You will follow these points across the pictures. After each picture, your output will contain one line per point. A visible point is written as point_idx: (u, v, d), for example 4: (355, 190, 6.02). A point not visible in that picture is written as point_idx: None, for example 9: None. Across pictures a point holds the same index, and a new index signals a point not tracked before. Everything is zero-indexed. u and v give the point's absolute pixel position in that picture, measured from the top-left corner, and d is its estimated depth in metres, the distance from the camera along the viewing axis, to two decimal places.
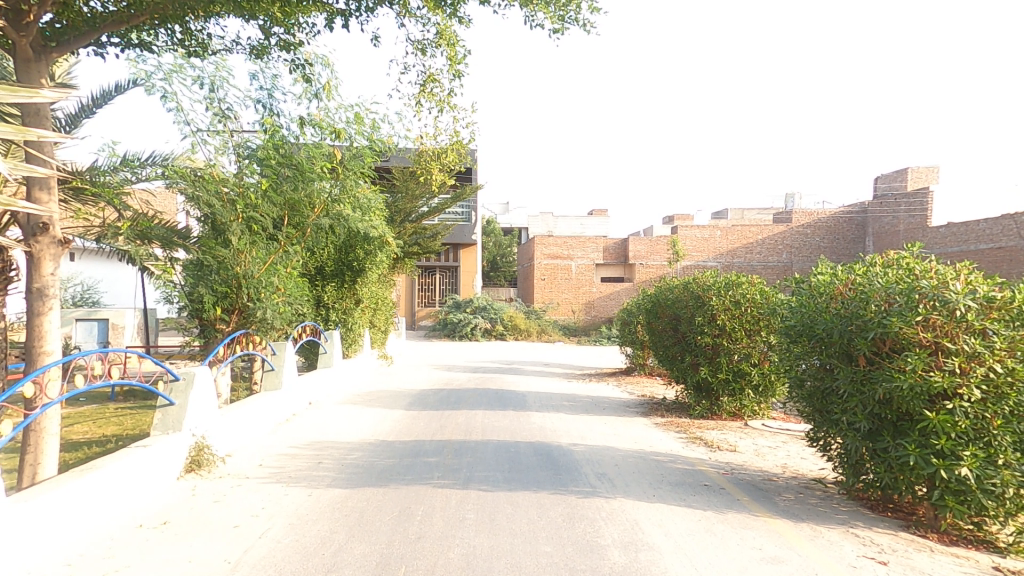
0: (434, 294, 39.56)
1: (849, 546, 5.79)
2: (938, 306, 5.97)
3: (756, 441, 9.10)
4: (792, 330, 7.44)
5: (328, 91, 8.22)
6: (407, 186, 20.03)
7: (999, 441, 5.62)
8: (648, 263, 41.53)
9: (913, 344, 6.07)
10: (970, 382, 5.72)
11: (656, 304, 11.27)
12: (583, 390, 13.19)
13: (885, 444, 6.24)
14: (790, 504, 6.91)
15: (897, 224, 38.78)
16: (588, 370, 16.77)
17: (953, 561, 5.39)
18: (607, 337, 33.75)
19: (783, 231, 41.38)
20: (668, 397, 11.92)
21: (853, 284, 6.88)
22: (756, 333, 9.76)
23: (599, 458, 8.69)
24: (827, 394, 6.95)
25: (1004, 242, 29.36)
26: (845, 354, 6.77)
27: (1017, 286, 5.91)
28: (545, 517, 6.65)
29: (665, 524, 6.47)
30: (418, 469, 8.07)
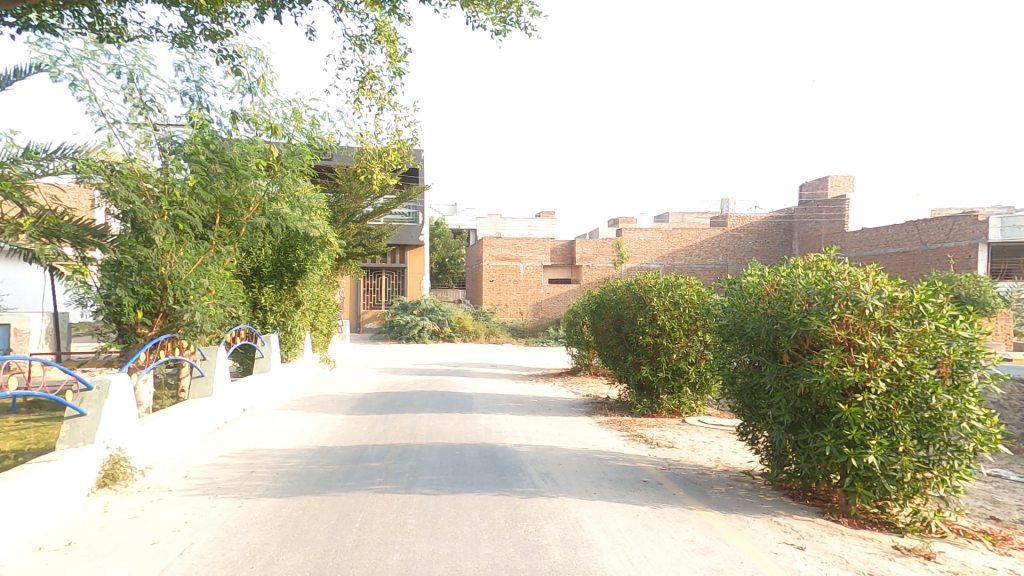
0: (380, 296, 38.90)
1: (772, 534, 6.13)
2: (850, 305, 6.45)
3: (692, 436, 9.46)
4: (725, 329, 7.82)
5: (263, 85, 7.90)
6: (351, 185, 19.55)
7: (901, 430, 6.07)
8: (593, 265, 42.53)
9: (829, 341, 6.51)
10: (877, 376, 6.18)
11: (600, 305, 11.52)
12: (529, 391, 13.28)
13: (805, 436, 6.65)
14: (721, 496, 7.24)
15: (819, 228, 41.64)
16: (535, 370, 16.94)
17: (860, 543, 5.77)
18: (555, 338, 34.20)
19: (718, 234, 43.18)
20: (611, 396, 12.21)
21: (778, 285, 7.26)
22: (693, 332, 10.13)
23: (544, 457, 8.79)
24: (755, 390, 7.34)
25: (908, 247, 32.06)
26: (771, 352, 7.16)
27: (917, 287, 6.42)
28: (487, 519, 6.66)
29: (604, 520, 6.63)
30: (358, 475, 7.89)
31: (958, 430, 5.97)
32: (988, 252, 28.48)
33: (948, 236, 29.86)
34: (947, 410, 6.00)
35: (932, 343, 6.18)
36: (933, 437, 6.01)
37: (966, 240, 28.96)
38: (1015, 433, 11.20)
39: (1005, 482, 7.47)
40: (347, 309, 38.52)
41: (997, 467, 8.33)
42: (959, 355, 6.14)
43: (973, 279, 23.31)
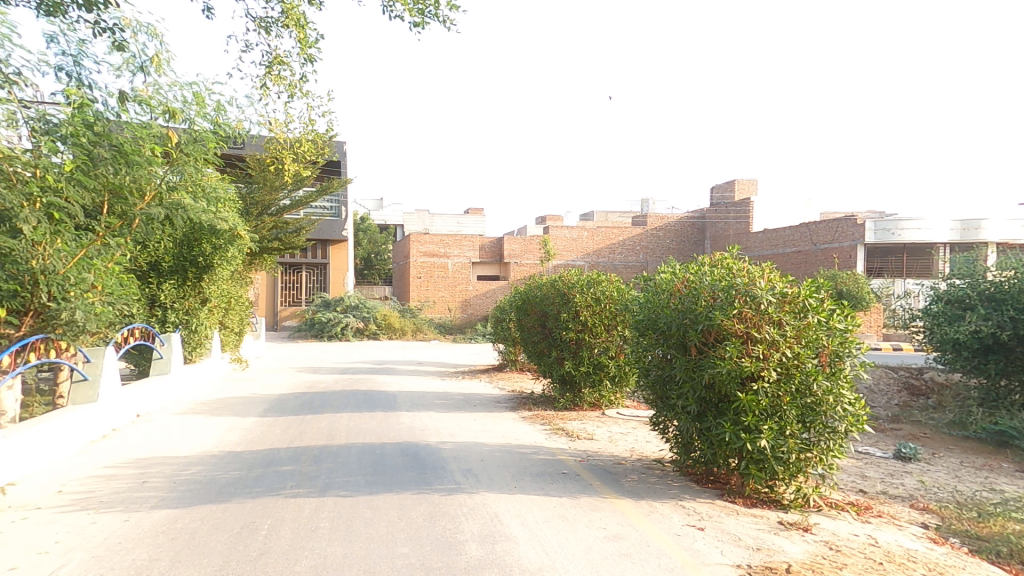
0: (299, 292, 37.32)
1: (677, 517, 6.42)
2: (748, 301, 6.92)
3: (610, 428, 9.80)
4: (640, 324, 8.13)
5: (157, 65, 7.28)
6: (265, 176, 18.47)
7: (788, 415, 6.59)
8: (522, 262, 42.89)
9: (730, 334, 6.94)
10: (769, 366, 6.67)
11: (526, 302, 11.64)
12: (455, 388, 13.21)
13: (708, 424, 7.05)
14: (634, 484, 7.52)
15: (728, 228, 44.57)
16: (462, 367, 16.92)
17: (752, 520, 6.19)
18: (482, 335, 34.43)
19: (639, 233, 45.04)
20: (536, 392, 12.39)
21: (688, 281, 7.63)
22: (613, 327, 10.45)
23: (467, 454, 8.76)
24: (667, 382, 7.70)
25: (802, 246, 35.01)
26: (681, 345, 7.52)
27: (804, 283, 6.98)
28: (405, 518, 6.52)
29: (522, 514, 6.68)
30: (268, 480, 7.47)
31: (834, 413, 6.56)
32: (864, 252, 31.60)
33: (833, 237, 32.99)
34: (825, 395, 6.58)
35: (815, 335, 6.75)
36: (814, 421, 6.58)
37: (848, 242, 32.13)
38: (881, 415, 12.62)
39: (873, 457, 8.34)
40: (261, 307, 36.76)
41: (868, 445, 9.28)
42: (837, 345, 6.76)
43: (852, 276, 25.85)
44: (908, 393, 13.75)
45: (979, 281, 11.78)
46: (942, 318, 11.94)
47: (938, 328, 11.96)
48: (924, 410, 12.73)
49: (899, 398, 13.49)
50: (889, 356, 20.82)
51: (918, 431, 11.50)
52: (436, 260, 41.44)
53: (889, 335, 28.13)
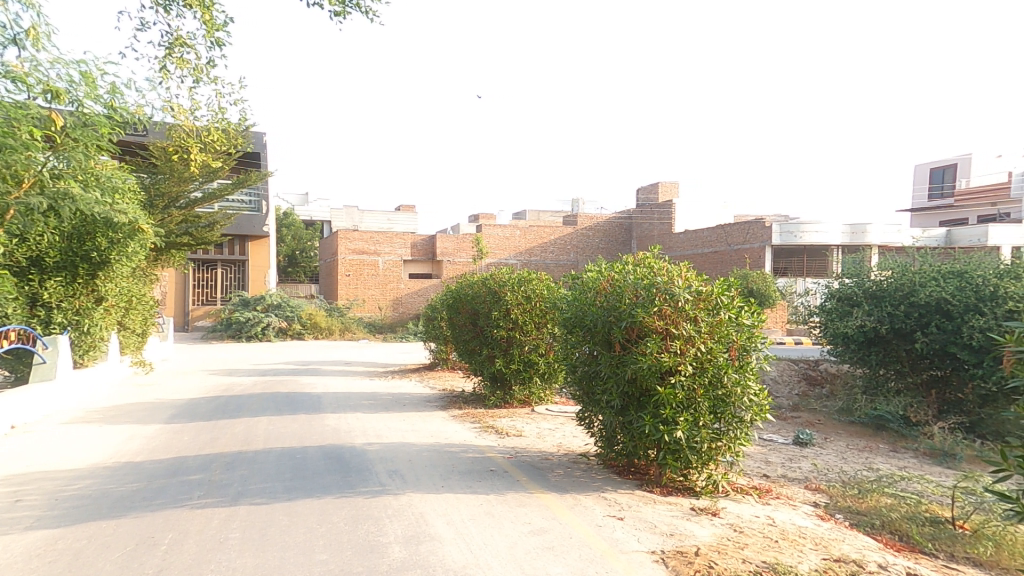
0: (213, 291, 34.98)
1: (599, 508, 6.58)
2: (667, 298, 7.22)
3: (539, 424, 9.92)
4: (568, 321, 8.29)
5: (34, 38, 6.50)
6: (172, 168, 16.96)
7: (701, 407, 6.95)
8: (455, 260, 42.72)
9: (650, 331, 7.22)
10: (685, 361, 6.99)
11: (457, 300, 11.56)
12: (384, 388, 12.89)
13: (630, 417, 7.29)
14: (559, 478, 7.64)
15: (652, 229, 46.61)
16: (391, 367, 16.56)
17: (667, 508, 6.47)
18: (414, 334, 34.03)
19: (569, 232, 46.17)
20: (466, 390, 12.35)
21: (612, 280, 7.86)
22: (542, 325, 10.57)
23: (393, 455, 8.53)
24: (593, 378, 7.88)
25: (718, 246, 37.48)
26: (606, 342, 7.73)
27: (717, 282, 7.38)
28: (325, 523, 6.23)
29: (448, 513, 6.56)
30: (171, 491, 6.88)
31: (741, 403, 6.99)
32: (772, 253, 34.18)
33: (745, 238, 35.43)
34: (734, 387, 7.00)
35: (726, 330, 7.16)
36: (724, 411, 6.98)
37: (757, 243, 34.66)
38: (783, 403, 13.71)
39: (775, 444, 9.01)
40: (168, 305, 34.02)
41: (772, 432, 10.03)
42: (745, 340, 7.19)
43: (761, 275, 27.81)
44: (806, 382, 14.95)
45: (864, 280, 13.02)
46: (834, 314, 13.10)
47: (831, 323, 13.15)
48: (819, 399, 13.94)
49: (800, 388, 14.64)
50: (790, 350, 22.60)
51: (814, 418, 12.58)
52: (366, 257, 40.40)
53: (791, 329, 30.69)
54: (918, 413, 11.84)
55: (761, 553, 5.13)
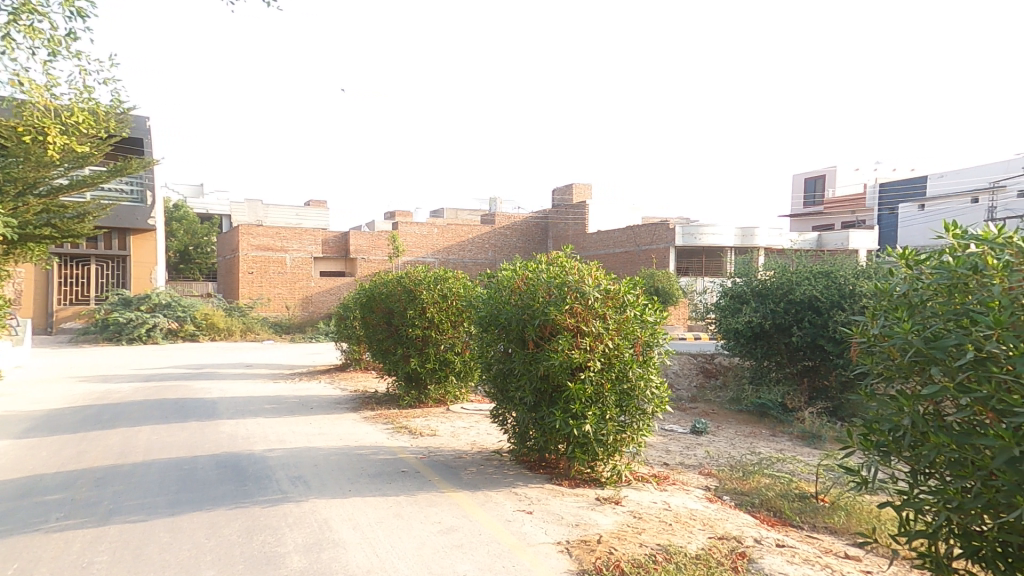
0: (86, 288, 31.23)
1: (509, 504, 6.59)
2: (578, 297, 7.36)
3: (454, 423, 9.82)
4: (484, 319, 8.26)
5: None
6: (28, 149, 14.22)
7: (608, 401, 7.17)
8: (370, 257, 41.69)
9: (562, 328, 7.32)
10: (594, 357, 7.17)
11: (371, 299, 11.17)
12: (290, 391, 12.17)
13: (542, 413, 7.38)
14: (472, 476, 7.58)
15: (567, 229, 47.81)
16: (298, 369, 15.70)
17: (574, 499, 6.63)
18: (325, 334, 32.76)
19: (487, 231, 46.52)
20: (379, 391, 11.99)
21: (526, 278, 7.92)
22: (458, 323, 10.40)
23: (296, 460, 8.03)
24: (507, 375, 7.91)
25: (628, 247, 39.49)
26: (520, 339, 7.77)
27: (624, 281, 7.63)
28: (213, 537, 5.70)
29: (354, 517, 6.23)
30: (20, 515, 5.97)
31: (645, 396, 7.26)
32: (675, 254, 36.57)
33: (652, 239, 37.63)
34: (638, 380, 7.25)
35: (632, 327, 7.39)
36: (629, 404, 7.25)
37: (664, 244, 36.71)
38: (683, 395, 14.64)
39: (676, 433, 9.59)
40: (25, 305, 30.06)
41: (672, 423, 10.66)
42: (649, 335, 7.43)
43: (666, 275, 29.51)
44: (703, 375, 15.84)
45: (752, 279, 14.17)
46: (726, 311, 14.16)
47: (727, 319, 14.05)
48: (714, 390, 15.01)
49: (698, 380, 15.66)
50: (688, 345, 24.25)
51: (709, 408, 13.57)
52: (270, 254, 38.19)
53: (691, 326, 33.06)
54: (794, 400, 13.19)
55: (656, 537, 5.41)
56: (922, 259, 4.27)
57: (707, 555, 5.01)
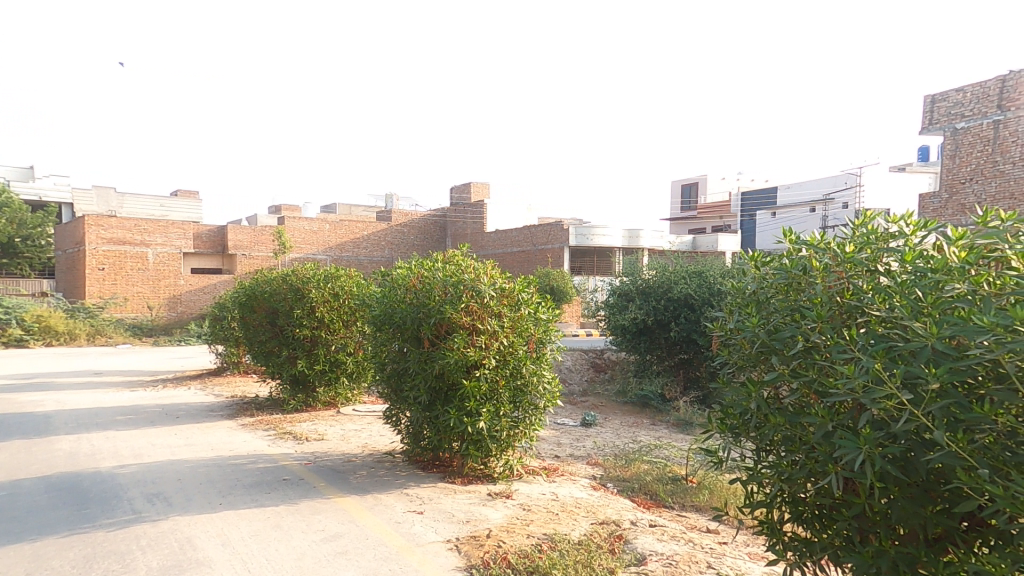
0: None
1: (400, 505, 6.47)
2: (475, 296, 7.33)
3: (344, 426, 9.46)
4: (377, 319, 8.03)
5: None
6: None
7: (502, 398, 7.24)
8: (251, 254, 39.78)
9: (458, 327, 7.29)
10: (489, 354, 7.19)
11: (252, 298, 10.42)
12: (153, 400, 11.02)
13: (436, 412, 7.32)
14: (361, 480, 7.34)
15: (465, 228, 47.99)
16: (163, 375, 14.27)
17: (466, 497, 6.67)
18: (197, 335, 30.27)
19: (384, 228, 45.55)
20: (260, 395, 11.24)
21: (422, 277, 7.79)
22: (351, 323, 9.96)
23: (157, 476, 7.24)
24: (402, 375, 7.77)
25: (524, 246, 40.83)
26: (416, 338, 7.65)
27: (519, 280, 7.73)
28: (43, 571, 4.95)
29: (224, 533, 5.75)
30: None
31: (537, 392, 7.42)
32: (569, 254, 38.30)
33: (548, 240, 39.06)
34: (531, 376, 7.38)
35: (526, 325, 7.48)
36: (522, 400, 7.37)
37: (558, 244, 38.28)
38: (574, 390, 15.39)
39: (566, 427, 10.03)
40: None
41: (563, 416, 11.15)
42: (542, 332, 7.59)
43: (561, 274, 30.74)
44: (593, 370, 16.76)
45: (637, 279, 15.22)
46: (615, 308, 15.09)
47: (616, 316, 14.99)
48: (603, 383, 15.94)
49: (588, 374, 16.52)
50: (579, 342, 25.45)
51: (598, 401, 14.40)
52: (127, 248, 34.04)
53: (586, 323, 34.89)
54: (672, 390, 14.38)
55: (543, 527, 5.61)
56: (767, 261, 4.85)
57: (588, 539, 5.28)
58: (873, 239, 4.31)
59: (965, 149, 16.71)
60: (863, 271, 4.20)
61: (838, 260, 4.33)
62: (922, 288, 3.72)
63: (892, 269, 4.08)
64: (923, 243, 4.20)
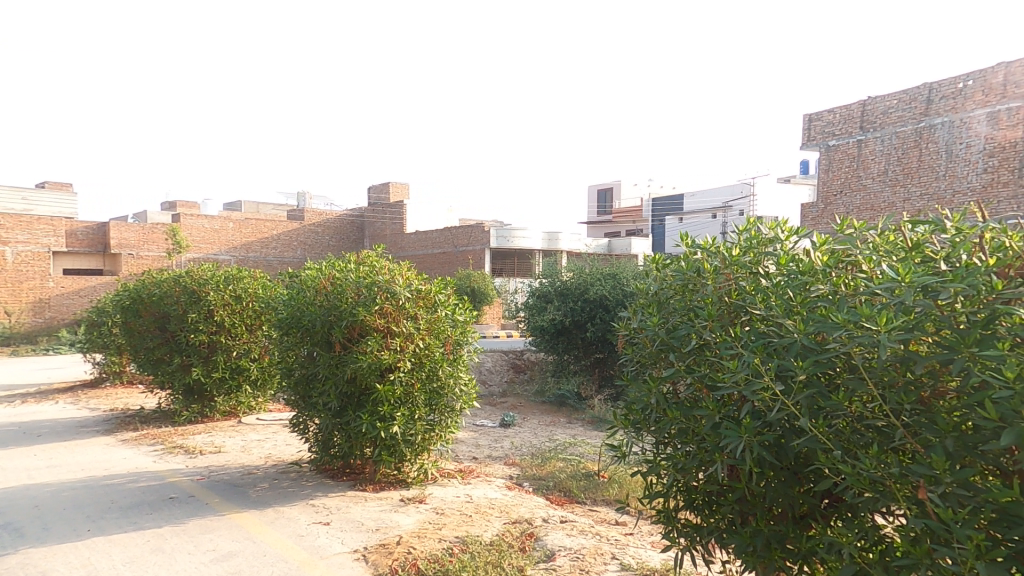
0: None
1: (304, 518, 6.18)
2: (389, 297, 7.13)
3: (245, 437, 8.93)
4: (283, 322, 7.64)
5: None
6: None
7: (417, 401, 7.12)
8: (141, 254, 36.53)
9: (372, 329, 7.09)
10: (404, 357, 7.04)
11: (137, 302, 9.63)
12: (13, 417, 9.84)
13: (348, 418, 7.07)
14: (261, 493, 6.94)
15: (384, 228, 46.98)
16: (25, 389, 12.77)
17: (377, 504, 6.49)
18: (71, 343, 27.43)
19: (296, 228, 43.77)
20: (147, 408, 10.37)
21: (333, 279, 7.49)
22: (257, 327, 9.37)
23: (13, 504, 6.42)
24: (310, 380, 7.44)
25: (445, 247, 40.77)
26: (326, 342, 7.35)
27: (436, 281, 7.63)
28: None
29: (92, 562, 5.19)
30: None
31: (453, 394, 7.34)
32: (490, 255, 38.64)
33: (469, 241, 39.19)
34: (447, 378, 7.29)
35: (443, 327, 7.42)
36: (438, 403, 7.28)
37: (479, 245, 38.51)
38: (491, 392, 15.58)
39: (485, 428, 10.09)
40: None
41: (482, 417, 11.20)
42: (459, 334, 7.56)
43: (482, 275, 30.88)
44: (513, 370, 17.02)
45: (555, 280, 15.56)
46: (534, 309, 15.40)
47: (535, 317, 15.29)
48: (522, 384, 16.29)
49: (508, 375, 16.78)
50: (499, 342, 25.65)
51: (517, 401, 14.64)
52: None
53: (506, 324, 35.16)
54: (588, 389, 14.95)
55: (455, 530, 5.58)
56: (666, 263, 5.09)
57: (499, 539, 5.31)
58: (756, 243, 4.61)
59: (835, 165, 18.57)
60: (748, 272, 4.49)
61: (726, 262, 4.61)
62: (793, 289, 4.03)
63: (771, 271, 4.38)
64: (796, 247, 4.53)
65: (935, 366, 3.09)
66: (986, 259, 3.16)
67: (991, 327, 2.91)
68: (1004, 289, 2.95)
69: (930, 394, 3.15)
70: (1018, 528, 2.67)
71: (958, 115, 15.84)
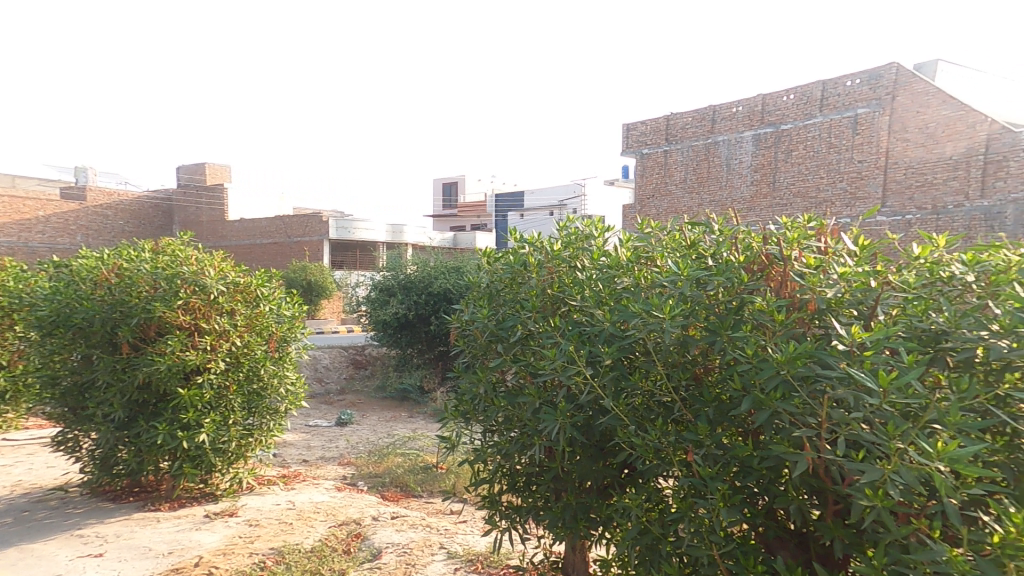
0: None
1: (66, 553, 5.09)
2: (197, 291, 6.17)
3: None
4: (45, 321, 6.25)
5: None
6: None
7: (231, 406, 6.35)
8: None
9: (173, 327, 6.09)
10: (217, 357, 6.19)
11: None
12: None
13: (138, 430, 6.03)
14: (5, 530, 5.60)
15: (198, 214, 40.87)
16: None
17: (173, 523, 5.64)
18: None
19: (75, 209, 36.77)
20: None
21: (120, 269, 6.28)
22: (8, 328, 8.17)
23: None
24: (87, 388, 6.23)
25: (276, 237, 37.33)
26: (110, 343, 6.19)
27: (258, 274, 6.87)
28: None
29: None
30: None
31: (277, 394, 6.72)
32: (329, 247, 36.21)
33: (305, 231, 36.33)
34: (271, 378, 6.65)
35: (266, 323, 6.71)
36: (258, 406, 6.60)
37: (316, 235, 35.94)
38: (320, 392, 14.76)
39: (319, 429, 9.50)
40: None
41: (316, 418, 10.51)
42: (286, 330, 6.93)
43: (319, 267, 28.72)
44: (352, 366, 16.28)
45: (399, 274, 15.18)
46: (376, 303, 14.92)
47: (378, 311, 14.82)
48: (362, 380, 15.67)
49: (346, 372, 16.01)
50: (338, 338, 24.11)
51: (355, 399, 14.16)
52: None
53: (345, 319, 33.02)
54: (430, 382, 14.75)
55: (271, 541, 5.09)
56: (497, 257, 5.17)
57: (321, 544, 4.97)
58: (575, 239, 4.82)
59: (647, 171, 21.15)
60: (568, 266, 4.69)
61: (549, 256, 4.77)
62: (602, 281, 4.27)
63: (587, 265, 4.61)
64: (606, 244, 4.80)
65: (706, 346, 2.85)
66: (735, 255, 2.79)
67: (739, 313, 2.61)
68: (749, 280, 2.67)
69: (703, 370, 2.93)
70: (749, 475, 2.65)
71: (735, 136, 19.04)
